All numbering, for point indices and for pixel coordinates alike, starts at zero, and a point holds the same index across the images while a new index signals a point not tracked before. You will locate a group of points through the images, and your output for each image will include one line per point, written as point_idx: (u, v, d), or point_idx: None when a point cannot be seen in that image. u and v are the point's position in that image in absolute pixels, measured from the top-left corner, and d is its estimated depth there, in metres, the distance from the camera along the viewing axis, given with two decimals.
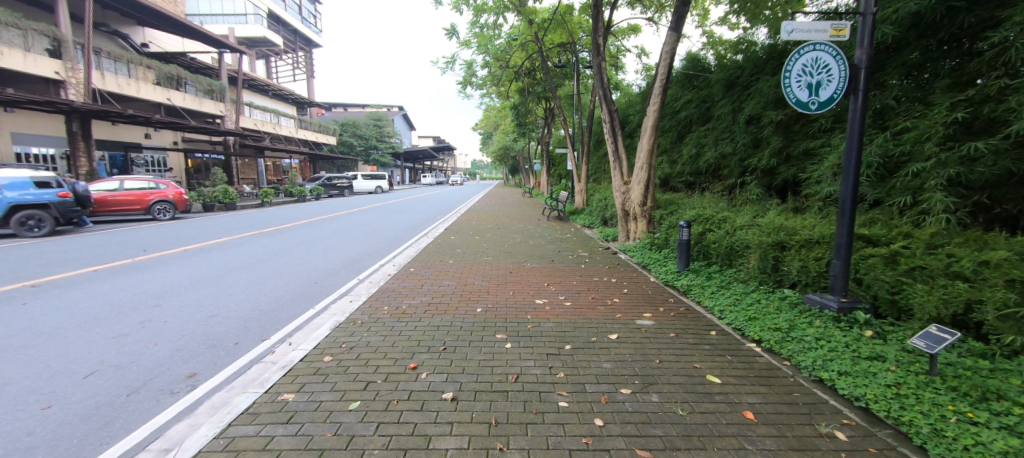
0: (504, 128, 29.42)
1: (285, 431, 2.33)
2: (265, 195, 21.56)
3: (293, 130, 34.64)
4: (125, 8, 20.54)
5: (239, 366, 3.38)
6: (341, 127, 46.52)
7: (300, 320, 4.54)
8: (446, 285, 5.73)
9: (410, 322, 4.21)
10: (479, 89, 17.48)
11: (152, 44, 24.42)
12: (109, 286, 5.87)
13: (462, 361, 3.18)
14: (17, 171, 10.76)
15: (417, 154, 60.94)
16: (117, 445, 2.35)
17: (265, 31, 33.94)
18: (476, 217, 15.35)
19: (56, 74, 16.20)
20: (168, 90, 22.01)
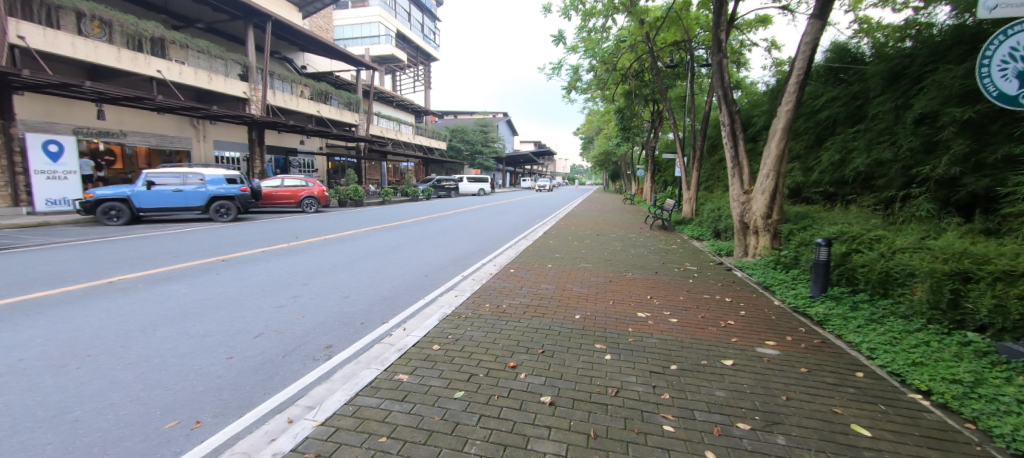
0: (606, 132, 28.70)
1: (401, 408, 2.56)
2: (386, 194, 24.25)
3: (411, 137, 38.39)
4: (292, 37, 24.89)
5: (364, 344, 3.82)
6: (452, 133, 50.02)
7: (412, 308, 4.97)
8: (545, 288, 5.77)
9: (510, 321, 4.32)
10: (583, 93, 17.33)
11: (309, 66, 29.24)
12: (271, 265, 7.15)
13: (561, 366, 3.16)
14: (215, 171, 13.85)
15: (518, 158, 62.79)
16: (274, 397, 2.83)
17: (393, 49, 38.21)
18: (576, 222, 15.18)
19: (244, 94, 20.36)
20: (319, 104, 26.02)
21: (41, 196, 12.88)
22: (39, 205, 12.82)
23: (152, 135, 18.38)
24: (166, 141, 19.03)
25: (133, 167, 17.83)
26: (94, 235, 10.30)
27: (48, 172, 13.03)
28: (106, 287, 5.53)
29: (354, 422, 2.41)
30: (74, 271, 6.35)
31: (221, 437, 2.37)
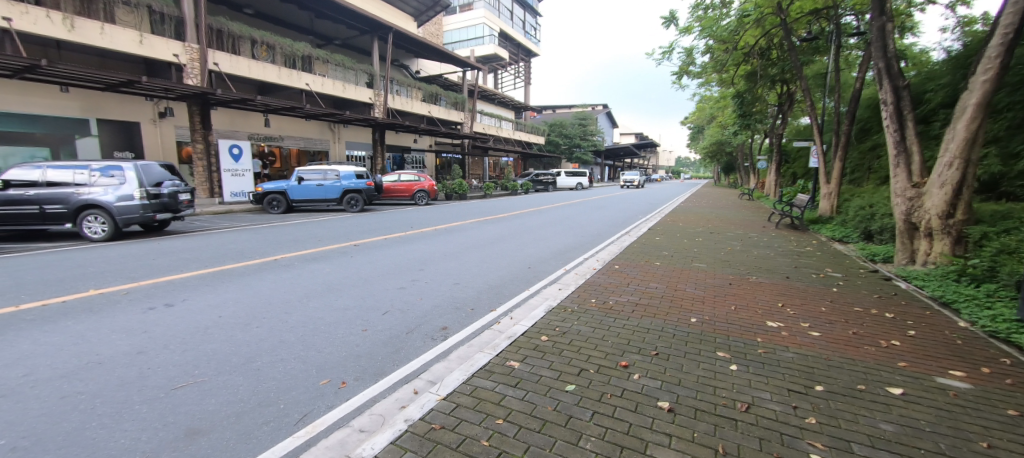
0: (720, 120, 25.86)
1: (515, 394, 2.65)
2: (488, 188, 25.33)
3: (511, 132, 39.48)
4: (411, 46, 27.25)
5: (475, 329, 4.03)
6: (550, 127, 50.10)
7: (518, 298, 5.10)
8: (654, 287, 5.43)
9: (617, 318, 4.18)
10: (694, 79, 15.83)
11: (422, 71, 31.82)
12: (392, 251, 7.95)
13: (678, 372, 2.94)
14: (348, 167, 15.82)
15: (618, 150, 60.63)
16: (402, 369, 3.15)
17: (497, 48, 39.48)
18: (683, 219, 14.03)
19: (371, 99, 22.93)
20: (431, 104, 28.17)
21: (228, 189, 16.26)
22: (226, 196, 16.21)
23: (302, 138, 21.77)
24: (312, 143, 22.40)
25: (288, 167, 21.41)
26: (260, 221, 12.59)
27: (232, 171, 16.33)
28: (273, 263, 6.74)
29: (473, 401, 2.56)
30: (250, 250, 7.84)
31: (362, 398, 2.71)
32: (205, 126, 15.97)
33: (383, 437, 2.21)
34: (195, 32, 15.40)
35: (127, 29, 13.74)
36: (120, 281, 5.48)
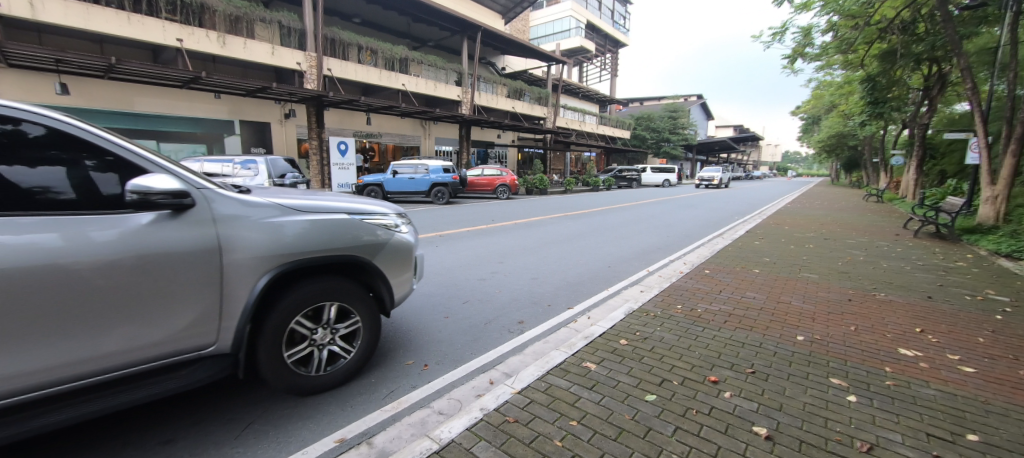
0: (843, 109, 22.37)
1: (591, 397, 2.56)
2: (569, 183, 25.02)
3: (594, 127, 38.49)
4: (498, 43, 27.76)
5: (552, 325, 3.99)
6: (637, 121, 47.81)
7: (596, 298, 4.94)
8: (752, 297, 4.88)
9: (707, 328, 3.83)
10: (811, 63, 13.87)
11: (508, 67, 32.33)
12: (472, 242, 8.22)
13: (779, 396, 2.60)
14: (436, 161, 16.69)
15: (712, 145, 55.88)
16: (479, 358, 3.22)
17: (583, 41, 38.65)
18: (790, 222, 12.48)
19: (459, 96, 23.91)
20: (516, 100, 28.56)
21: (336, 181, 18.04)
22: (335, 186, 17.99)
23: (397, 135, 23.48)
24: (406, 139, 24.06)
25: (384, 161, 23.34)
26: None
27: (340, 164, 17.67)
28: None
29: (547, 399, 2.52)
30: None
31: (441, 382, 2.83)
32: (319, 125, 17.98)
33: (460, 422, 2.28)
34: (313, 42, 17.35)
35: (262, 43, 15.95)
36: None
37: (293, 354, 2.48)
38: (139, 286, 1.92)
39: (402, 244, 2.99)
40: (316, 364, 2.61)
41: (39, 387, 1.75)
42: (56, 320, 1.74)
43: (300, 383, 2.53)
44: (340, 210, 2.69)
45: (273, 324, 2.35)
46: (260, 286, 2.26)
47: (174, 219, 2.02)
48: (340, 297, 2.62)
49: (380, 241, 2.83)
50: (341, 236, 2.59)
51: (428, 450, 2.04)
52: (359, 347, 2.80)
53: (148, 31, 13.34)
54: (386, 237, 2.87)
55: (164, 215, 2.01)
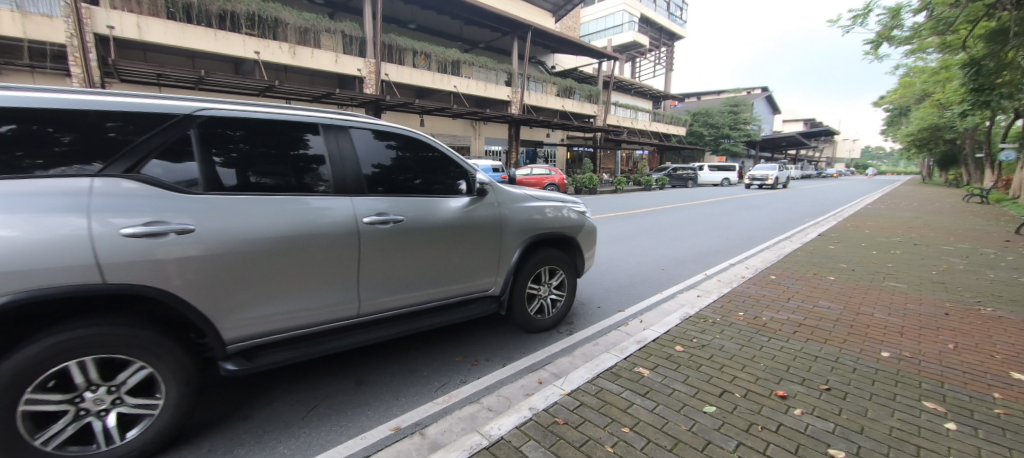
0: (937, 98, 19.82)
1: (644, 404, 2.46)
2: (620, 183, 24.31)
3: (647, 124, 37.15)
4: (548, 42, 27.61)
5: (602, 328, 3.89)
6: (693, 117, 45.51)
7: (649, 301, 4.76)
8: (826, 307, 4.46)
9: (773, 339, 3.55)
10: (898, 47, 12.40)
11: (557, 65, 32.06)
12: None
13: (859, 417, 2.35)
14: (486, 161, 16.92)
15: (778, 141, 51.85)
16: (528, 357, 3.22)
17: (637, 35, 37.37)
18: (869, 224, 11.26)
19: (509, 96, 24.07)
20: (566, 99, 28.25)
21: None
22: None
23: (448, 136, 24.09)
24: (456, 139, 24.62)
25: None
26: None
27: None
28: None
29: (598, 403, 2.46)
30: None
31: (491, 379, 2.86)
32: None
33: (510, 421, 2.28)
34: (372, 49, 18.25)
35: (327, 52, 17.01)
36: None
37: (534, 307, 3.67)
38: (427, 254, 2.84)
39: (589, 226, 4.00)
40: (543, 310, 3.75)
41: (354, 315, 2.61)
42: (405, 272, 2.76)
43: (537, 322, 3.68)
44: (551, 200, 3.72)
45: (520, 278, 3.46)
46: (516, 253, 3.36)
47: (476, 203, 3.12)
48: (553, 263, 3.72)
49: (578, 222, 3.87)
50: (557, 219, 3.65)
51: (479, 445, 2.06)
52: (563, 300, 3.86)
53: (231, 46, 14.71)
54: (581, 219, 3.90)
55: (470, 199, 3.11)
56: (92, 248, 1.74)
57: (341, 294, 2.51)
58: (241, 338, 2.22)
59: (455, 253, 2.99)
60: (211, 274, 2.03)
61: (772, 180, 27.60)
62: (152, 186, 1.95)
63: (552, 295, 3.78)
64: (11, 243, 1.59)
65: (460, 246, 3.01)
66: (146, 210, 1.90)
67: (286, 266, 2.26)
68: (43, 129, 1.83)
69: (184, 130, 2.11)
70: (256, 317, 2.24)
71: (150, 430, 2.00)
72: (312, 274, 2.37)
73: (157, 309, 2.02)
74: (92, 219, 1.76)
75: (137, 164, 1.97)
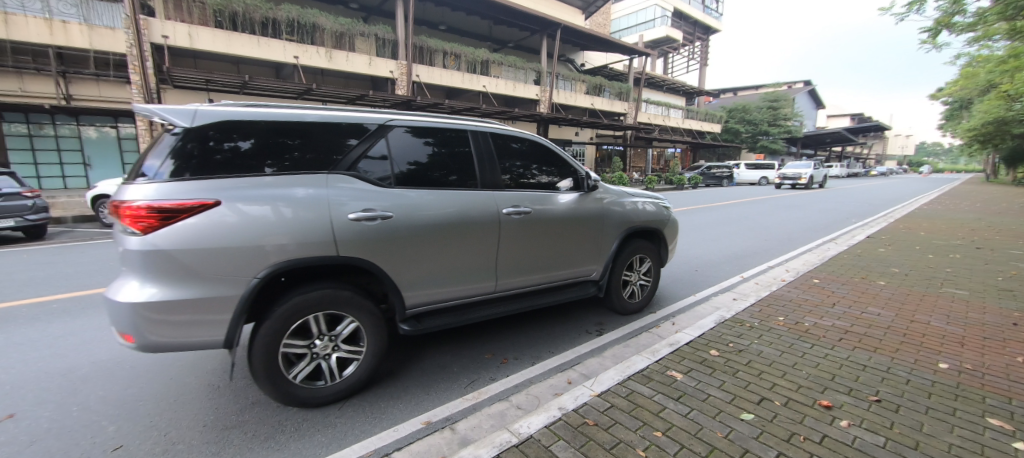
0: (1004, 88, 18.18)
1: (677, 408, 2.39)
2: (650, 182, 23.74)
3: (679, 121, 36.12)
4: (578, 40, 27.31)
5: (632, 329, 3.82)
6: (729, 113, 43.84)
7: (682, 303, 4.63)
8: (875, 313, 4.19)
9: (816, 346, 3.37)
10: (959, 35, 11.49)
11: (587, 63, 31.67)
12: None
13: (915, 432, 2.20)
14: None
15: (822, 137, 49.17)
16: (557, 357, 3.21)
17: (669, 30, 36.37)
18: (924, 226, 10.49)
19: (537, 95, 24.00)
20: (595, 97, 27.87)
21: None
22: None
23: None
24: None
25: None
26: None
27: None
28: None
29: (629, 406, 2.42)
30: None
31: (520, 377, 2.87)
32: None
33: (539, 419, 2.27)
34: (404, 52, 18.64)
35: (361, 55, 17.49)
36: None
37: (626, 291, 4.15)
38: (547, 240, 3.40)
39: (673, 221, 4.45)
40: (633, 295, 4.22)
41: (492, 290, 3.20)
42: (531, 255, 3.34)
43: (628, 305, 4.15)
44: (642, 196, 4.22)
45: (616, 263, 3.97)
46: (614, 243, 3.89)
47: (584, 198, 3.67)
48: (642, 252, 4.21)
49: (665, 217, 4.35)
50: (645, 211, 4.13)
51: (508, 443, 2.07)
52: (650, 287, 4.32)
53: (273, 52, 15.42)
54: (667, 214, 4.37)
55: (579, 195, 3.65)
56: (330, 226, 2.40)
57: (483, 271, 3.10)
58: (416, 302, 2.83)
59: (565, 241, 3.53)
60: (402, 249, 2.66)
61: (806, 180, 25.24)
62: (360, 181, 2.60)
63: (641, 279, 4.28)
64: (276, 224, 2.27)
65: (571, 235, 3.56)
66: (363, 200, 2.54)
67: (450, 245, 2.87)
68: (187, 146, 2.27)
69: (382, 138, 2.77)
70: (429, 288, 2.86)
71: (357, 372, 2.62)
72: (468, 254, 2.97)
73: (359, 278, 2.66)
74: (330, 206, 2.42)
75: (352, 163, 2.64)
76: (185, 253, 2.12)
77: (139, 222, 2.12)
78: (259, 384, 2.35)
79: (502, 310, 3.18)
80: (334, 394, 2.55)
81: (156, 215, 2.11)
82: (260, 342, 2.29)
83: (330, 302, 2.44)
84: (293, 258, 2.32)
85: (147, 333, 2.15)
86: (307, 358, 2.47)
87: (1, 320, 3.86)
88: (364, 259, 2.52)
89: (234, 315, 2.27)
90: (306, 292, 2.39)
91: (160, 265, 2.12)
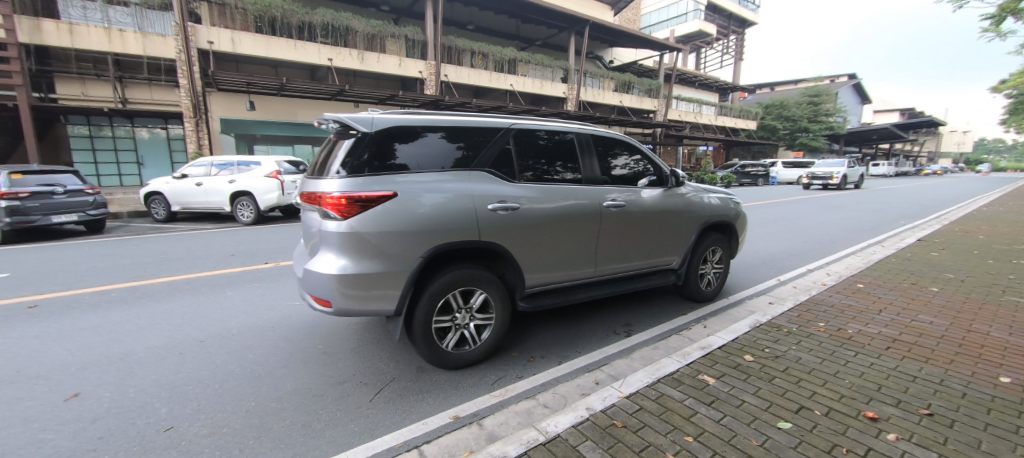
0: None
1: (709, 414, 2.33)
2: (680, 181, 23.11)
3: (712, 118, 35.01)
4: (607, 37, 26.89)
5: (662, 332, 3.74)
6: (765, 109, 42.09)
7: (715, 305, 4.49)
8: (926, 322, 3.93)
9: (859, 354, 3.19)
10: None
11: (616, 60, 31.14)
12: None
13: (972, 450, 2.05)
14: None
15: (867, 134, 46.44)
16: (585, 357, 3.18)
17: (702, 24, 35.23)
18: (982, 229, 9.73)
19: (564, 94, 23.83)
20: (623, 94, 27.39)
21: None
22: None
23: None
24: None
25: None
26: None
27: None
28: None
29: (658, 409, 2.37)
30: None
31: (547, 376, 2.87)
32: None
33: (566, 419, 2.26)
34: (433, 52, 18.90)
35: (392, 56, 17.86)
36: None
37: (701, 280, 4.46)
38: (638, 232, 3.76)
39: (744, 215, 4.71)
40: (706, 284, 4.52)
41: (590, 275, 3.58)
42: (624, 244, 3.70)
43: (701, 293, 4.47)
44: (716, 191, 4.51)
45: (694, 254, 4.28)
46: (693, 235, 4.20)
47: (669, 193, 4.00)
48: (716, 244, 4.50)
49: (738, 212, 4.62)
50: (721, 206, 4.43)
51: (535, 441, 2.07)
52: (721, 277, 4.62)
53: (308, 55, 15.97)
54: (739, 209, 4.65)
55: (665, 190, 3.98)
56: (476, 215, 2.84)
57: (585, 257, 3.49)
58: (531, 285, 3.24)
59: (653, 232, 3.88)
60: (526, 237, 3.08)
61: (838, 179, 22.82)
62: (491, 177, 3.00)
63: (714, 269, 4.58)
64: (435, 214, 2.70)
65: (657, 227, 3.89)
66: (499, 194, 2.97)
67: (559, 235, 3.28)
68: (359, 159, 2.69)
69: (506, 138, 3.15)
70: (544, 271, 3.27)
71: (488, 341, 3.06)
72: (575, 242, 3.37)
73: (490, 261, 3.09)
74: (473, 199, 2.85)
75: (486, 160, 3.04)
76: (373, 237, 2.58)
77: (341, 209, 2.59)
78: (418, 347, 2.81)
79: (600, 291, 3.58)
80: (471, 358, 3.00)
81: (354, 205, 2.57)
82: (419, 311, 2.75)
83: (471, 281, 2.89)
84: (446, 241, 2.75)
85: (339, 301, 2.61)
86: (450, 327, 2.92)
87: (66, 307, 4.19)
88: (497, 244, 2.95)
89: (403, 291, 2.70)
90: (456, 271, 2.84)
91: (354, 245, 2.58)
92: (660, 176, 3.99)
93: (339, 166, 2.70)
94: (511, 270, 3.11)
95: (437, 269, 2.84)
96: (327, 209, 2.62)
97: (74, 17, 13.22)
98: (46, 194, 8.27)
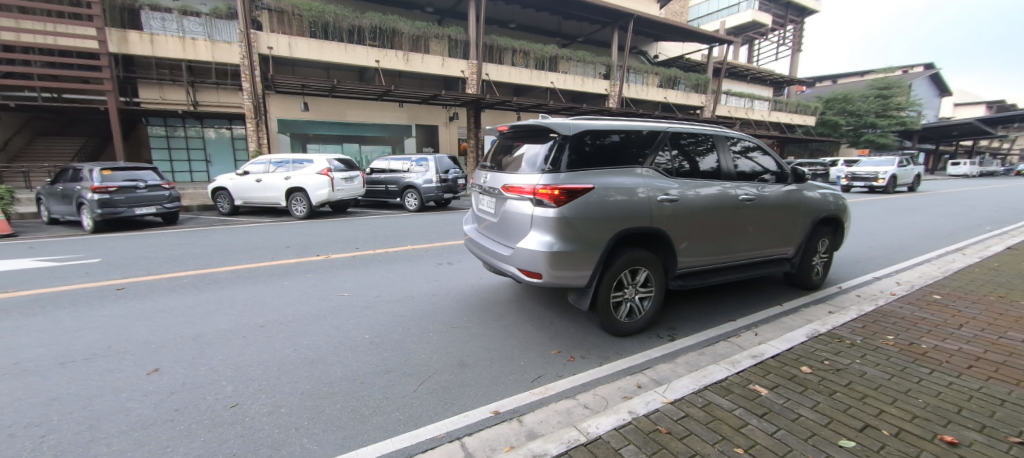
0: None
1: (761, 426, 2.20)
2: None
3: (765, 114, 33.11)
4: (653, 31, 26.03)
5: (710, 337, 3.59)
6: (825, 104, 39.14)
7: (768, 312, 4.23)
8: (1017, 339, 3.51)
9: (935, 373, 2.90)
10: None
11: (661, 54, 30.10)
12: None
13: None
14: None
15: (945, 130, 41.93)
16: (626, 359, 3.11)
17: (756, 14, 33.26)
18: None
19: (606, 90, 23.31)
20: (667, 90, 26.39)
21: None
22: None
23: None
24: None
25: None
26: None
27: None
28: None
29: (705, 418, 2.27)
30: None
31: (588, 376, 2.84)
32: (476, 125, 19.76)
33: (607, 421, 2.22)
34: (475, 51, 19.12)
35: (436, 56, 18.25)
36: (423, 241, 7.40)
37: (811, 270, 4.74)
38: (769, 223, 4.10)
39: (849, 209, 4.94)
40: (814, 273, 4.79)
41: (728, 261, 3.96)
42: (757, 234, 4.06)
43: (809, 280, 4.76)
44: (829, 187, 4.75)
45: (809, 245, 4.58)
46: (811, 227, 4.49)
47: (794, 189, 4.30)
48: (826, 236, 4.77)
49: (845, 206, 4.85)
50: (833, 201, 4.67)
51: (575, 441, 2.05)
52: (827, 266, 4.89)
53: (357, 57, 16.67)
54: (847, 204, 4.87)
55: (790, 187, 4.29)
56: (649, 206, 3.30)
57: (728, 246, 3.88)
58: (682, 267, 3.65)
59: (780, 224, 4.21)
60: (685, 226, 3.50)
61: (884, 181, 20.29)
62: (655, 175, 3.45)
63: (822, 258, 4.85)
64: (622, 204, 3.18)
65: (784, 220, 4.22)
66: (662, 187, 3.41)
67: (712, 226, 3.68)
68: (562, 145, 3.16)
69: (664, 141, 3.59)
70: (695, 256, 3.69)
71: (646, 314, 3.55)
72: (721, 232, 3.76)
73: (649, 246, 3.54)
74: (646, 191, 3.32)
75: (651, 161, 3.50)
76: (575, 218, 3.00)
77: (553, 197, 3.00)
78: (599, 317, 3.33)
79: (736, 275, 3.96)
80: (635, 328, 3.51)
81: (565, 193, 3.00)
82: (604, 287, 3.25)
83: (642, 262, 3.40)
84: (628, 228, 3.22)
85: (548, 275, 3.05)
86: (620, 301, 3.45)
87: (149, 289, 4.67)
88: (665, 230, 3.40)
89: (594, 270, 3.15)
90: (631, 254, 3.33)
91: (562, 228, 3.00)
92: (785, 173, 4.30)
93: (543, 162, 3.15)
94: (669, 253, 3.53)
95: (615, 251, 3.32)
96: (538, 197, 3.05)
97: (154, 28, 14.53)
98: (131, 188, 9.18)
